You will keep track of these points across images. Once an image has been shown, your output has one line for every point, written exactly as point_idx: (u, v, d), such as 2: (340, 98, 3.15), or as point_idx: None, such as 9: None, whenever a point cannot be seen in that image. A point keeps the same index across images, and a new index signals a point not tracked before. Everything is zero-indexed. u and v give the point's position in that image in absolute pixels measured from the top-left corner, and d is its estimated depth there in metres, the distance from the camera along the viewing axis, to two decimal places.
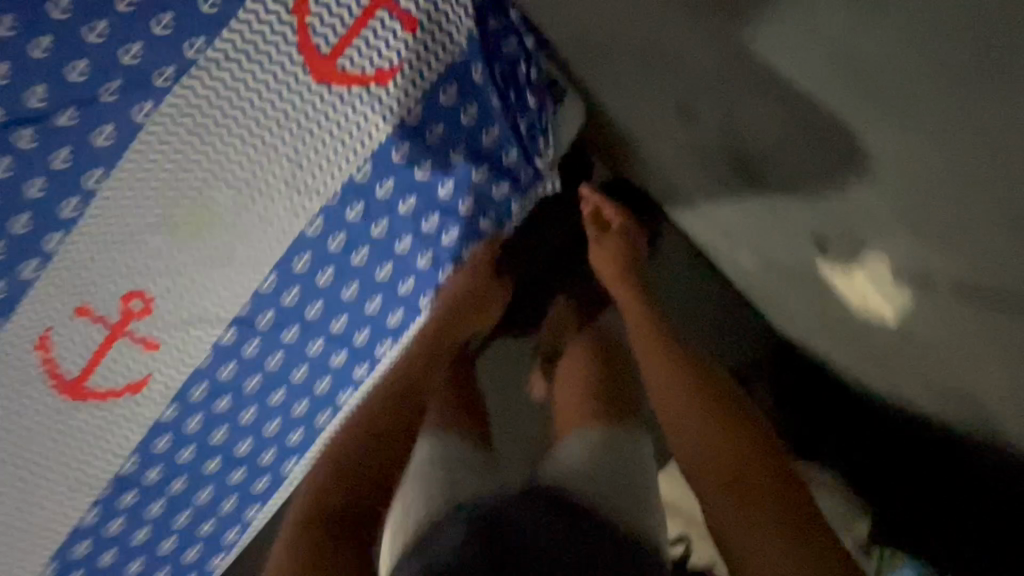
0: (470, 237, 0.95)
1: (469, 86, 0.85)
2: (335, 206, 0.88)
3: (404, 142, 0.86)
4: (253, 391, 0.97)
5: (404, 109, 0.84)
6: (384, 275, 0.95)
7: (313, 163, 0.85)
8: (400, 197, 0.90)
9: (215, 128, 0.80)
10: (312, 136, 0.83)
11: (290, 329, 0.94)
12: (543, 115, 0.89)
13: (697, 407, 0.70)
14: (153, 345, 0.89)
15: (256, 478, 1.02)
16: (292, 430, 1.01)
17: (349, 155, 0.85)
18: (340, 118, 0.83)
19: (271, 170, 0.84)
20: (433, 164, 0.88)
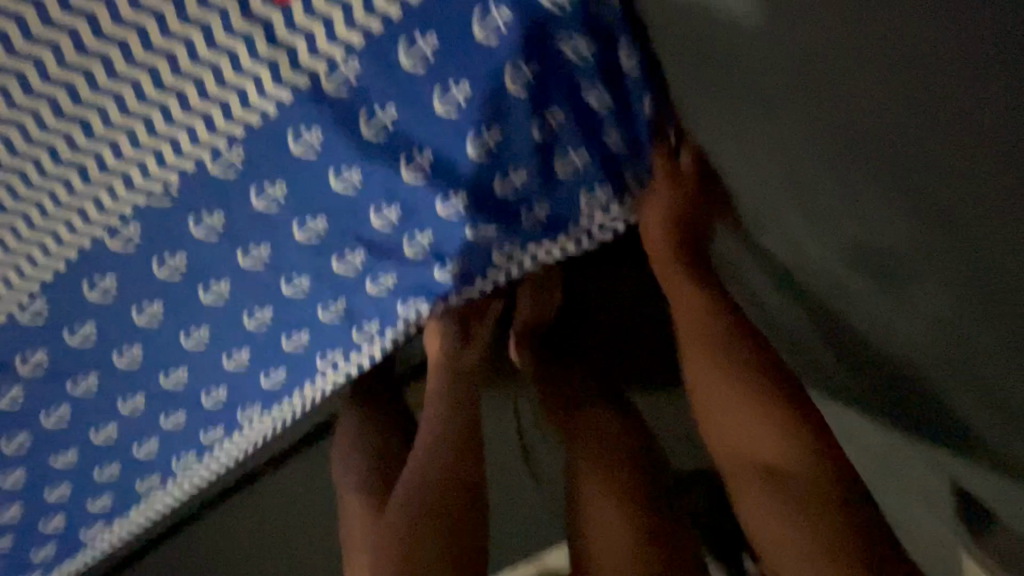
0: (413, 289, 0.57)
1: (465, 50, 0.42)
2: (168, 205, 0.47)
3: (316, 126, 0.44)
4: (18, 453, 0.59)
5: (321, 64, 0.41)
6: (257, 323, 0.56)
7: (117, 121, 0.41)
8: (296, 213, 0.49)
9: None
10: (116, 79, 0.39)
11: (82, 380, 0.56)
12: (591, 125, 0.49)
13: (737, 382, 0.43)
14: None
15: (34, 549, 0.69)
16: (93, 497, 0.67)
17: (197, 131, 0.43)
18: (175, 55, 0.39)
19: (23, 129, 0.40)
20: (363, 170, 0.47)
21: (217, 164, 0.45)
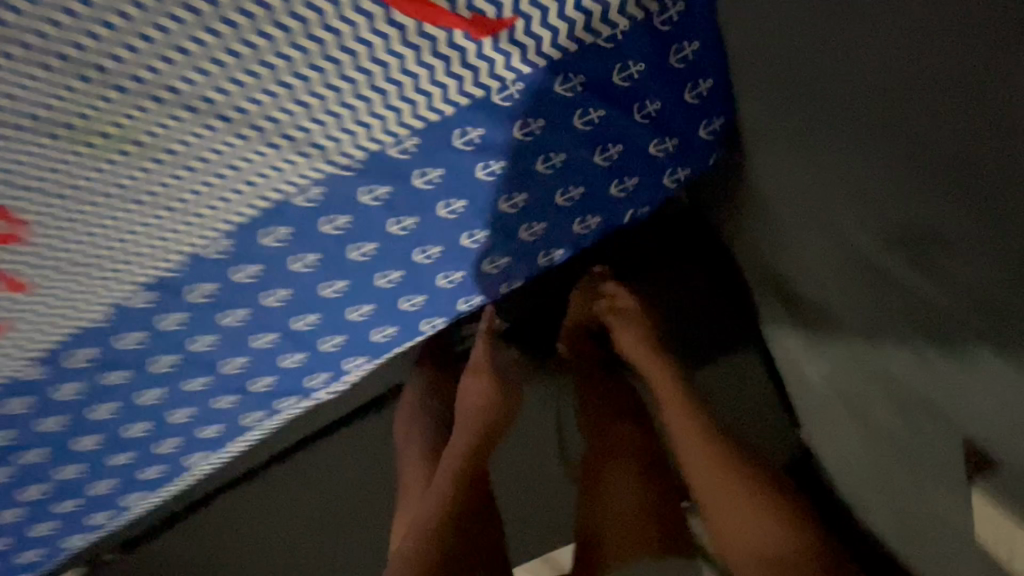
0: (518, 263, 0.70)
1: (598, 83, 0.57)
2: (343, 182, 0.58)
3: (478, 126, 0.57)
4: (163, 373, 0.69)
5: (495, 82, 0.54)
6: (386, 283, 0.68)
7: (330, 107, 0.53)
8: (441, 195, 0.62)
9: (209, 20, 0.46)
10: (341, 79, 0.51)
11: (233, 313, 0.67)
12: (683, 140, 0.63)
13: (731, 488, 0.62)
14: (19, 286, 0.59)
15: (145, 466, 0.77)
16: (206, 424, 0.76)
17: (388, 122, 0.55)
18: (389, 65, 0.51)
19: (274, 100, 0.51)
20: (503, 165, 0.61)
21: (397, 147, 0.57)
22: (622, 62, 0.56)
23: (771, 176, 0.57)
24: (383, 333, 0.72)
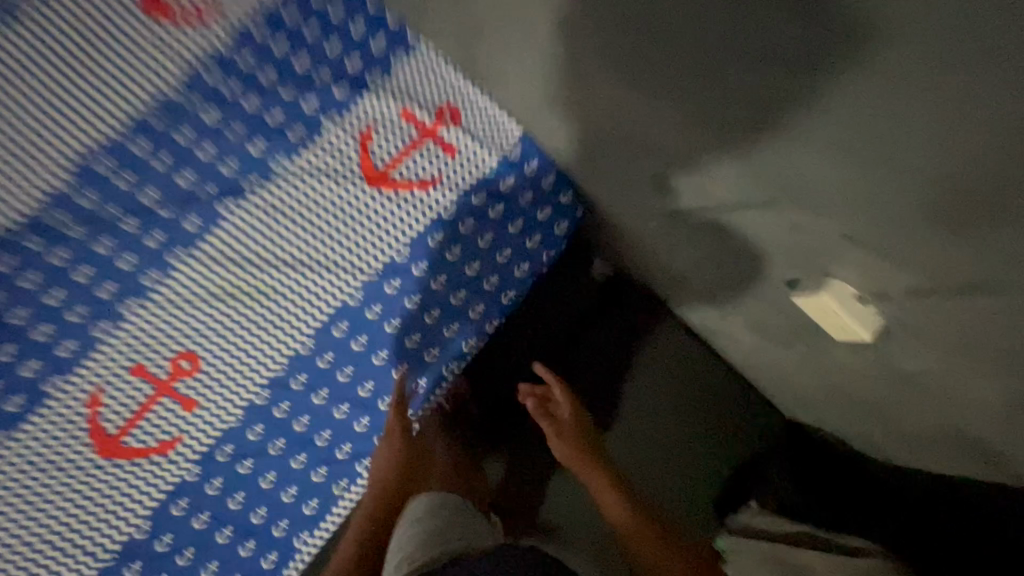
0: (491, 308, 1.07)
1: (495, 191, 1.04)
2: (374, 281, 0.99)
3: (440, 230, 1.01)
4: (277, 455, 0.97)
5: (441, 204, 1.01)
6: (412, 343, 1.03)
7: (361, 241, 0.98)
8: (432, 275, 1.02)
9: (298, 217, 0.96)
10: (362, 225, 0.98)
11: (320, 393, 0.99)
12: (557, 206, 1.08)
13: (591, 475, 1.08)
14: (190, 405, 0.93)
15: (264, 555, 0.96)
16: (308, 500, 0.99)
17: (391, 240, 1.00)
18: (385, 211, 0.99)
19: (330, 246, 0.97)
20: (461, 247, 1.03)
21: (399, 251, 1.00)
22: (503, 176, 1.04)
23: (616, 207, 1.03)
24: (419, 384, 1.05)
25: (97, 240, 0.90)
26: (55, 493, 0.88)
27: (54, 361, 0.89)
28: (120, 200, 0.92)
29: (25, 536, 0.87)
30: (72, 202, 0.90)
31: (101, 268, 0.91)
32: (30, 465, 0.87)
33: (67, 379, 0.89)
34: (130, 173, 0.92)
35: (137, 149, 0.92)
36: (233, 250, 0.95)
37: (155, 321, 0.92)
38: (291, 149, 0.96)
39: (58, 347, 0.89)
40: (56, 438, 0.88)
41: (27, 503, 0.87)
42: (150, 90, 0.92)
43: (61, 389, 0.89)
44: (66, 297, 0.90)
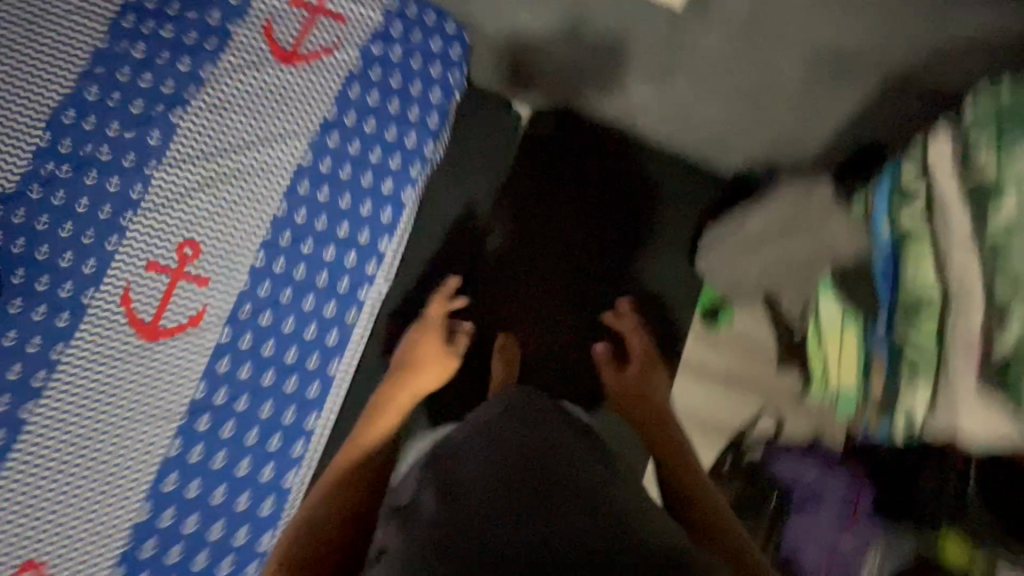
0: (424, 133, 1.22)
1: (390, 37, 1.22)
2: (318, 139, 1.17)
3: (355, 82, 1.19)
4: (288, 302, 1.13)
5: (349, 60, 1.19)
6: (368, 181, 1.18)
7: (295, 110, 1.16)
8: (362, 120, 1.19)
9: (237, 105, 1.14)
10: (290, 96, 1.16)
11: (306, 242, 1.15)
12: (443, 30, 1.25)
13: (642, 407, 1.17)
14: (204, 281, 1.10)
15: (308, 385, 1.11)
16: (329, 333, 1.14)
17: (319, 101, 1.17)
18: (306, 79, 1.17)
19: (271, 120, 1.15)
20: (378, 91, 1.21)
21: (329, 108, 1.18)
22: (393, 24, 1.22)
23: (506, 18, 1.27)
24: (387, 214, 1.19)
25: (85, 174, 1.09)
26: (120, 378, 1.04)
27: (80, 277, 1.06)
28: (92, 139, 1.10)
29: (108, 420, 1.03)
30: (55, 149, 1.08)
31: (95, 195, 1.09)
32: (92, 362, 1.04)
33: (97, 287, 1.06)
34: (92, 117, 1.10)
35: (92, 95, 1.10)
36: (194, 149, 1.12)
37: (152, 223, 1.10)
38: (213, 57, 1.15)
39: (81, 267, 1.06)
40: (104, 334, 1.05)
41: (100, 393, 1.03)
42: (85, 49, 1.11)
43: (96, 296, 1.06)
44: (74, 226, 1.07)
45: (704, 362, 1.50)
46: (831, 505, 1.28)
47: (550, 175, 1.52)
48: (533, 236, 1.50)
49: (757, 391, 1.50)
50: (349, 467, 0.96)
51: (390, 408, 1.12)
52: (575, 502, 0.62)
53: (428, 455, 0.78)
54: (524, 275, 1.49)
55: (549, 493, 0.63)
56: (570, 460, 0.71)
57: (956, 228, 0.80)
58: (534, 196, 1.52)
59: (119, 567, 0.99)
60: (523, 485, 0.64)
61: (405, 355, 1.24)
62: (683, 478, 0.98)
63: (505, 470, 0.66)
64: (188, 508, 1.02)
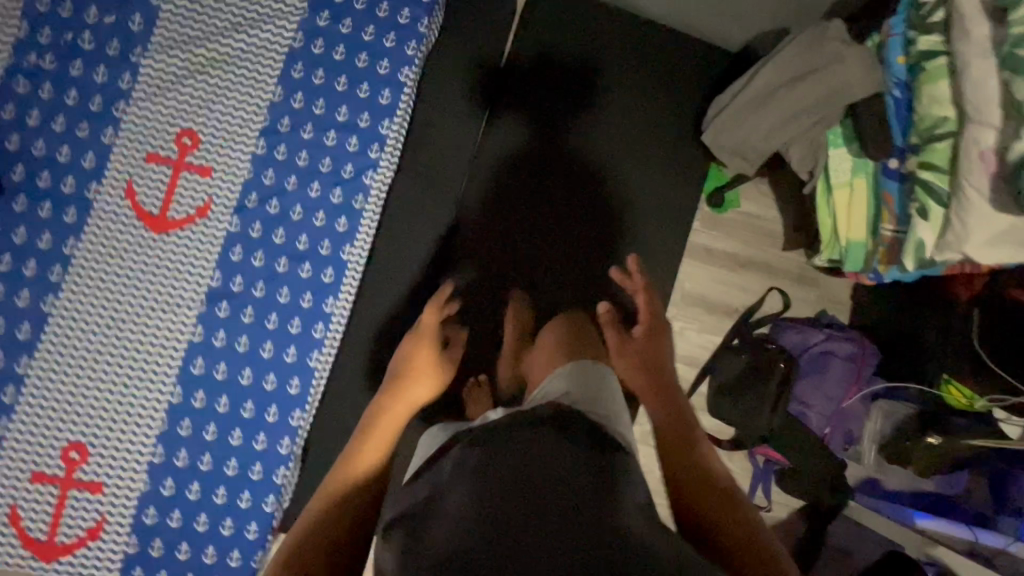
0: (417, 10, 1.17)
1: None
2: (307, 19, 1.12)
3: None
4: (294, 190, 1.12)
5: None
6: (364, 62, 1.14)
7: None
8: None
9: None
10: None
11: (307, 128, 1.12)
12: None
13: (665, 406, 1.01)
14: (207, 171, 1.09)
15: (322, 271, 1.12)
16: (338, 220, 1.13)
17: None
18: None
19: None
20: None
21: None
22: None
23: None
24: (386, 97, 1.15)
25: (70, 65, 1.06)
26: (135, 269, 1.06)
27: (81, 170, 1.06)
28: (72, 28, 1.06)
29: (129, 310, 1.05)
30: (35, 41, 1.05)
31: (83, 87, 1.07)
32: (105, 254, 1.05)
33: (101, 180, 1.06)
34: (69, 3, 1.06)
35: None
36: (180, 32, 1.08)
37: (148, 113, 1.08)
38: None
39: (81, 161, 1.06)
40: (114, 227, 1.06)
41: (118, 284, 1.05)
42: None
43: (101, 189, 1.06)
44: (66, 120, 1.06)
45: (711, 246, 1.52)
46: (838, 366, 1.33)
47: (536, 163, 1.29)
48: (510, 246, 1.26)
49: (763, 271, 1.52)
50: (341, 493, 0.84)
51: (388, 422, 0.97)
52: (557, 535, 0.58)
53: (417, 478, 0.77)
54: (495, 254, 1.26)
55: (530, 524, 0.59)
56: (561, 468, 0.66)
57: (972, 37, 0.80)
58: (517, 186, 1.28)
59: (159, 446, 1.03)
60: (504, 505, 0.61)
61: (400, 362, 1.07)
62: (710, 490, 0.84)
63: (497, 502, 0.61)
64: (218, 390, 1.06)
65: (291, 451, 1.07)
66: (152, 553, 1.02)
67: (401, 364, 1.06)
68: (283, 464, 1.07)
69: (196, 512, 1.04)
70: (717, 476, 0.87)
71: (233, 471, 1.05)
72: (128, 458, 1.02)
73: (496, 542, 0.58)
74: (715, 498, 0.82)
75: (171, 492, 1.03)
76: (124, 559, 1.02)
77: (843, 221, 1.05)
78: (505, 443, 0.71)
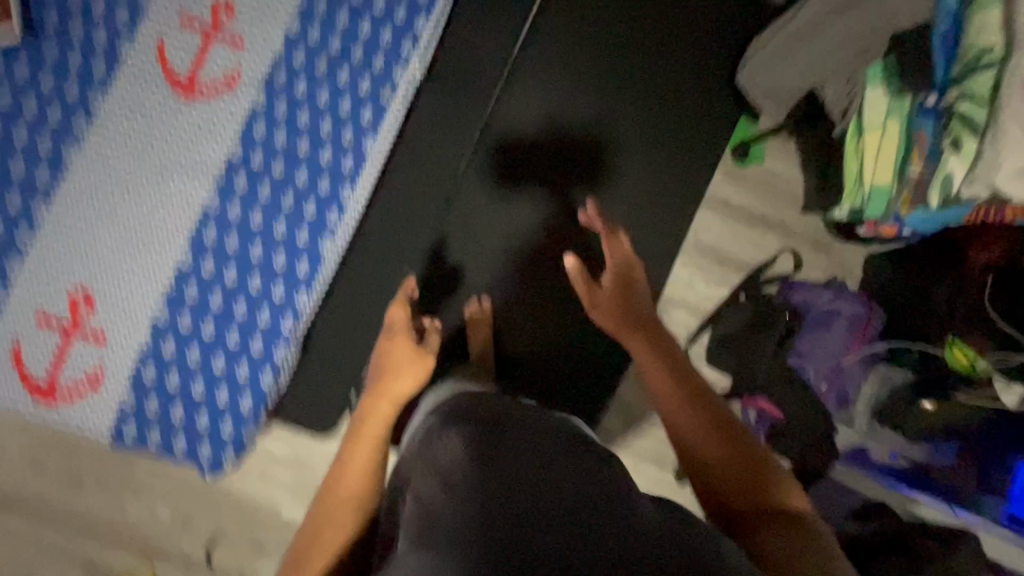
0: None
1: None
2: None
3: None
4: (323, 73, 1.11)
5: None
6: None
7: None
8: None
9: None
10: None
11: (342, 12, 1.11)
12: None
13: (663, 379, 0.90)
14: (238, 42, 1.08)
15: (341, 159, 1.11)
16: (364, 110, 1.12)
17: None
18: None
19: None
20: None
21: None
22: None
23: None
24: None
25: None
26: (159, 129, 1.06)
27: (114, 24, 1.05)
28: None
29: (148, 169, 1.05)
30: None
31: None
32: (130, 110, 1.05)
33: (132, 36, 1.06)
34: None
35: None
36: None
37: None
38: None
39: (114, 13, 1.05)
40: (142, 85, 1.06)
41: (139, 142, 1.05)
42: None
43: (131, 46, 1.06)
44: None
45: (729, 198, 1.51)
46: (839, 330, 1.34)
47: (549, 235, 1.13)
48: (530, 309, 1.13)
49: (778, 231, 1.51)
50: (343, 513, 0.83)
51: (371, 421, 0.92)
52: (553, 515, 0.62)
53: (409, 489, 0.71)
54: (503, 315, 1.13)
55: (528, 518, 0.61)
56: (553, 484, 0.66)
57: None
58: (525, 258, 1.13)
59: (164, 308, 1.03)
60: (511, 526, 0.60)
61: (375, 367, 0.99)
62: (732, 476, 0.81)
63: (492, 518, 0.61)
64: (227, 260, 1.05)
65: (292, 331, 1.06)
66: (147, 411, 1.03)
67: (377, 369, 0.98)
68: (283, 343, 1.05)
69: (193, 378, 1.04)
70: (733, 452, 0.83)
71: (233, 343, 1.05)
72: (132, 314, 1.03)
73: (498, 536, 0.59)
74: (743, 487, 0.81)
75: (171, 354, 1.03)
76: (120, 413, 1.02)
77: (871, 163, 1.05)
78: (498, 441, 0.70)
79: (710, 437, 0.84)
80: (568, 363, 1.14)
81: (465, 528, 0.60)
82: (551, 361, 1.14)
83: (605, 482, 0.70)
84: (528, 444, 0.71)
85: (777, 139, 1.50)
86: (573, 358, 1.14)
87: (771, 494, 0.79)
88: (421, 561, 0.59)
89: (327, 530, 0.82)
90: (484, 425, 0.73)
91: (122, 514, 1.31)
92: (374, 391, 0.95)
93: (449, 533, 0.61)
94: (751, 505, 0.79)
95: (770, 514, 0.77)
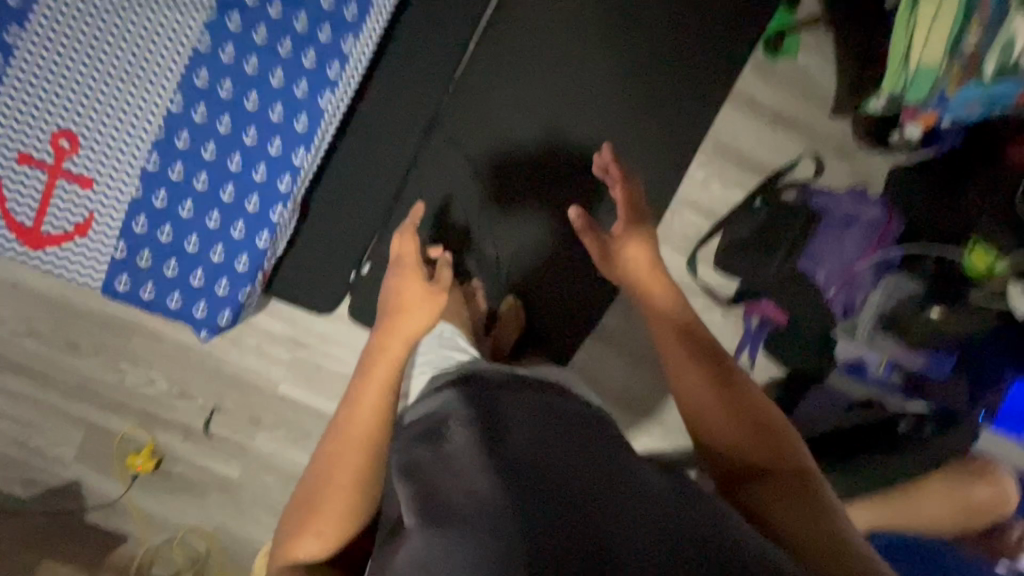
0: None
1: None
2: None
3: None
4: None
5: None
6: None
7: None
8: None
9: None
10: None
11: None
12: None
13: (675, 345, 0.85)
14: None
15: (345, 7, 1.00)
16: None
17: None
18: None
19: None
20: None
21: None
22: None
23: None
24: None
25: None
26: None
27: None
28: None
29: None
30: None
31: None
32: None
33: None
34: None
35: None
36: None
37: None
38: None
39: None
40: None
41: None
42: None
43: None
44: None
45: (758, 97, 1.42)
46: (856, 233, 1.32)
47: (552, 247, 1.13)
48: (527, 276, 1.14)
49: (803, 134, 1.43)
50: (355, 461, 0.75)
51: (378, 362, 0.80)
52: (580, 506, 0.55)
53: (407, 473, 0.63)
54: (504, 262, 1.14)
55: (549, 505, 0.55)
56: (571, 473, 0.59)
57: None
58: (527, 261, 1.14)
59: (153, 154, 0.97)
60: (533, 520, 0.53)
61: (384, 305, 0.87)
62: (741, 455, 0.74)
63: (521, 511, 0.53)
64: (220, 109, 0.98)
65: (290, 190, 1.00)
66: (140, 263, 0.99)
67: (386, 307, 0.87)
68: (281, 203, 1.00)
69: (186, 232, 0.99)
70: (744, 432, 0.76)
71: (228, 198, 0.99)
72: (120, 159, 0.97)
73: (523, 522, 0.52)
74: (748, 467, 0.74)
75: (163, 206, 0.98)
76: (111, 263, 0.99)
77: (920, 41, 0.96)
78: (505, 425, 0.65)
79: (719, 406, 0.78)
80: (551, 312, 1.16)
81: (478, 499, 0.54)
82: (545, 299, 1.15)
83: (621, 469, 0.64)
84: (530, 424, 0.66)
85: (814, 33, 1.40)
86: (555, 307, 1.15)
87: (787, 475, 0.71)
88: (429, 542, 0.52)
89: (335, 475, 0.75)
90: (486, 408, 0.71)
91: (119, 380, 1.31)
92: (384, 333, 0.83)
93: (462, 500, 0.55)
94: (759, 486, 0.71)
95: (780, 496, 0.69)
